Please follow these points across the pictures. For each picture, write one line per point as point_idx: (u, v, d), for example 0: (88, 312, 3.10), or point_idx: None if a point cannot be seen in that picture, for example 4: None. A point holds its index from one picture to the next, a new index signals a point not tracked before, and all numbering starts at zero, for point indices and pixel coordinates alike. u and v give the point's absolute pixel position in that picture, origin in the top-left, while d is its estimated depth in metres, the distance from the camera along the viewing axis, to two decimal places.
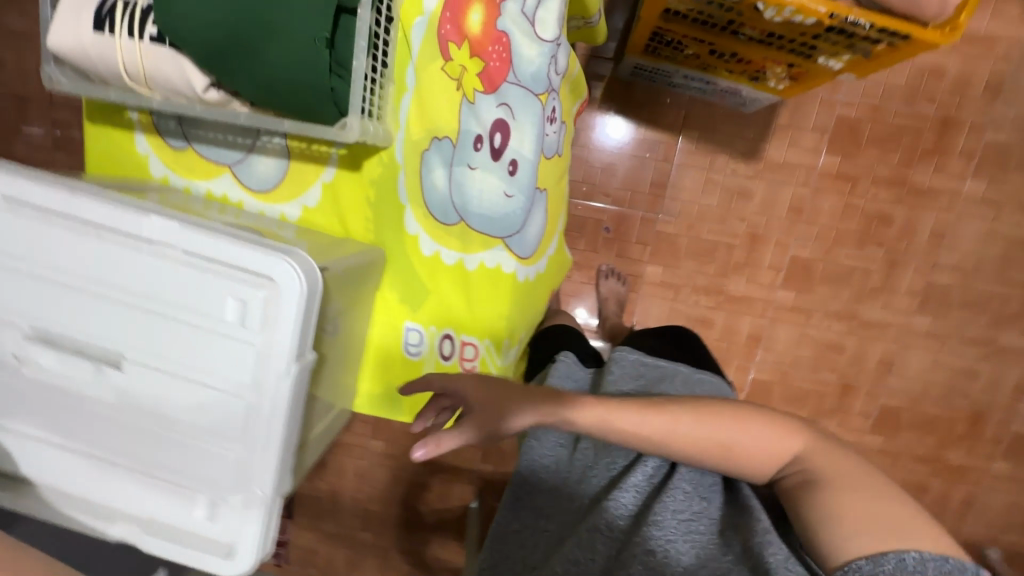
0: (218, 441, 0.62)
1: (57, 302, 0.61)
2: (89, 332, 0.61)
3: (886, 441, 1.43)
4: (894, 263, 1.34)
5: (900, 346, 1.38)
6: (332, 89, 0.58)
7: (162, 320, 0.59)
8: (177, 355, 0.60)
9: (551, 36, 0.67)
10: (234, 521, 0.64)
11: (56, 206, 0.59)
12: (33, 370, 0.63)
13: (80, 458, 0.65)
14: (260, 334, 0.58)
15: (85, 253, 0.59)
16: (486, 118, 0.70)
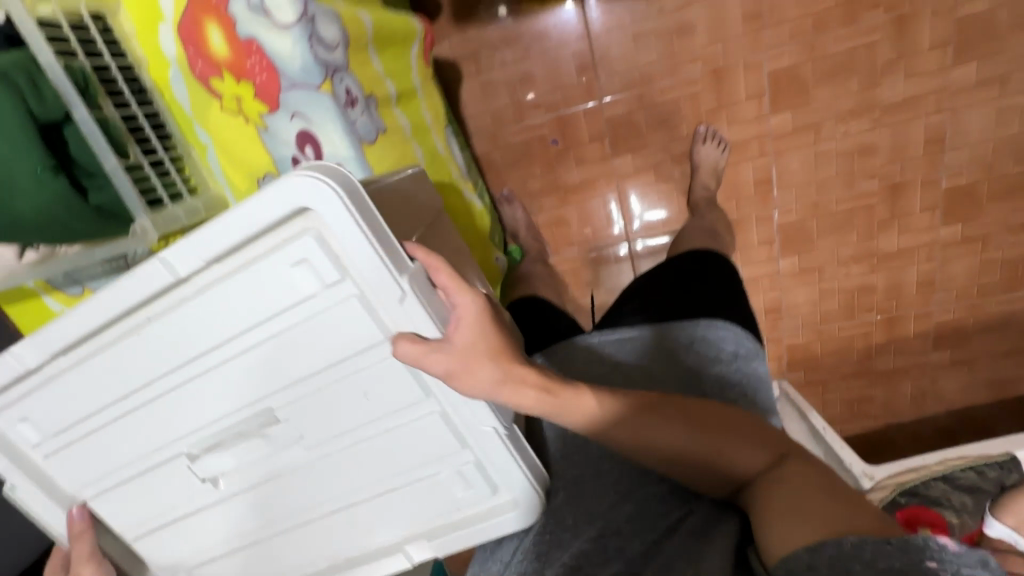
0: (413, 413, 0.64)
1: (181, 413, 0.63)
2: (224, 409, 0.62)
3: (969, 225, 1.21)
4: (902, 21, 1.05)
5: (946, 115, 1.11)
6: (99, 203, 0.58)
7: (270, 338, 0.58)
8: (311, 354, 0.59)
9: (293, 16, 0.56)
10: (500, 468, 0.68)
11: (116, 316, 0.58)
12: (229, 475, 0.68)
13: (339, 512, 0.71)
14: (349, 275, 0.54)
15: (160, 340, 0.58)
16: (287, 136, 0.63)
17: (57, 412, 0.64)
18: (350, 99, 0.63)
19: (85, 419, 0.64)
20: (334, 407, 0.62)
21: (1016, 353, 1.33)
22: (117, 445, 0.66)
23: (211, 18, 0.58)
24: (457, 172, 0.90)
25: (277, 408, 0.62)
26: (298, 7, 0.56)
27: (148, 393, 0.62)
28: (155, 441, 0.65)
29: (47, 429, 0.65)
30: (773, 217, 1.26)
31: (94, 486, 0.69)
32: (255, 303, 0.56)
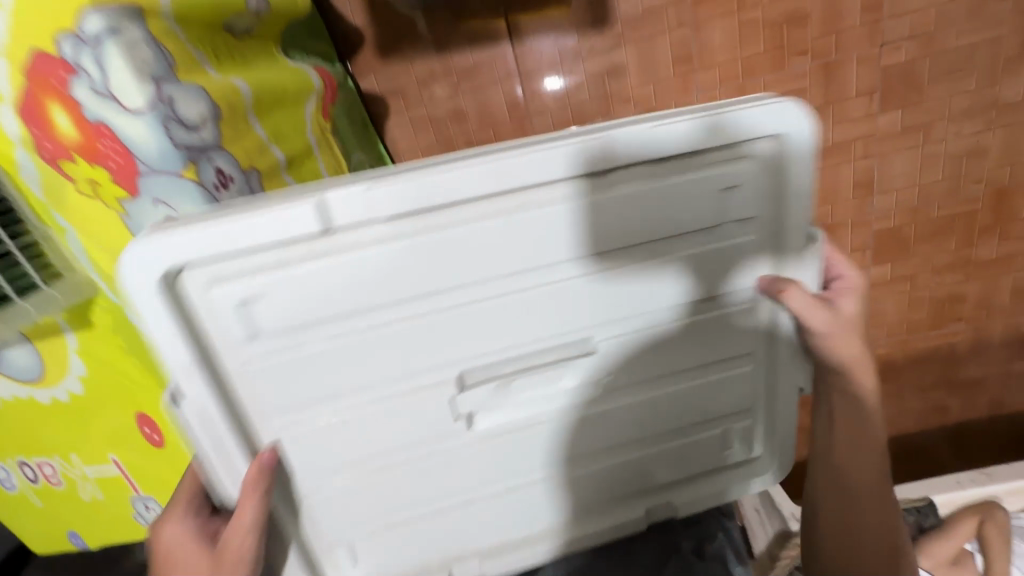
0: (694, 375, 0.66)
1: (459, 345, 0.57)
2: (481, 348, 0.58)
3: (897, 265, 1.23)
4: (829, 67, 1.04)
5: (873, 161, 1.12)
6: None
7: (671, 244, 0.56)
8: (624, 298, 0.58)
9: (142, 101, 0.51)
10: (762, 427, 0.73)
11: (591, 147, 0.49)
12: (485, 417, 0.63)
13: (511, 500, 0.69)
14: (773, 207, 0.56)
15: (546, 235, 0.53)
16: (152, 222, 0.58)
17: (321, 288, 0.51)
18: (221, 181, 0.59)
19: (318, 326, 0.53)
20: (634, 350, 0.62)
21: (944, 385, 1.37)
22: (298, 382, 0.55)
23: (53, 99, 0.53)
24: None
25: (599, 338, 0.60)
26: (149, 90, 0.52)
27: (446, 300, 0.54)
28: (349, 387, 0.57)
29: (267, 324, 0.52)
30: None
31: (280, 417, 0.57)
32: (687, 194, 0.54)
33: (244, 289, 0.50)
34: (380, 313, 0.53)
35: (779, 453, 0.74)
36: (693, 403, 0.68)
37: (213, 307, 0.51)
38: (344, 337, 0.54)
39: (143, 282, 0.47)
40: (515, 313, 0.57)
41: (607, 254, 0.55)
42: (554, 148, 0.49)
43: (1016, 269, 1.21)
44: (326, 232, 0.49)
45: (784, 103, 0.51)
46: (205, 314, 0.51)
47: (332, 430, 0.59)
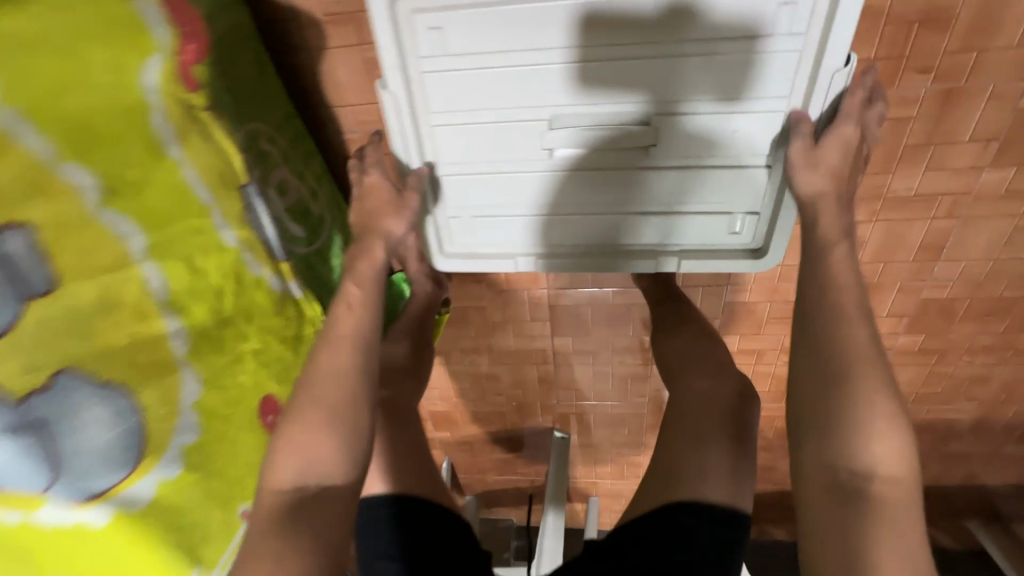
0: (750, 156, 0.72)
1: (549, 86, 0.68)
2: (572, 99, 0.69)
3: (931, 338, 1.05)
4: (950, 97, 0.75)
5: (955, 222, 0.88)
6: None
7: (724, 52, 0.63)
8: (674, 82, 0.66)
9: None
10: (783, 222, 0.77)
11: None
12: (561, 155, 0.74)
13: (571, 222, 0.82)
14: (811, 40, 0.62)
15: (622, 22, 0.62)
16: None
17: (478, 36, 0.65)
18: None
19: (479, 58, 0.67)
20: (686, 129, 0.70)
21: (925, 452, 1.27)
22: (467, 93, 0.70)
23: None
24: (257, 262, 0.72)
25: (655, 115, 0.69)
26: None
27: (533, 61, 0.66)
28: (498, 104, 0.70)
29: (449, 48, 0.66)
30: (723, 294, 1.03)
31: (438, 118, 0.73)
32: (736, 23, 0.61)
33: (437, 20, 0.64)
34: (509, 51, 0.65)
35: (773, 241, 0.79)
36: (719, 179, 0.74)
37: (411, 38, 0.66)
38: (495, 69, 0.67)
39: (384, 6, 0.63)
40: (546, 84, 0.68)
41: (654, 47, 0.63)
42: None
43: None
44: None
45: None
46: (379, 28, 0.64)
47: (465, 148, 0.76)
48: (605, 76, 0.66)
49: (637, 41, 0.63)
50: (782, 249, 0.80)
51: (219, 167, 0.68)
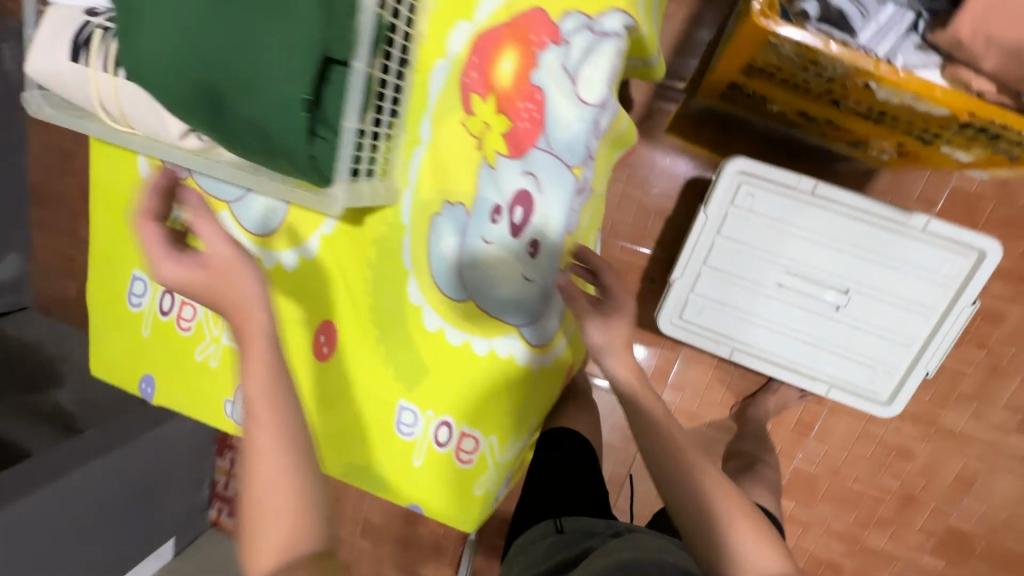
0: (890, 337, 0.88)
1: (805, 252, 0.88)
2: (813, 263, 0.88)
3: (949, 566, 1.25)
4: (995, 371, 1.11)
5: (985, 467, 1.17)
6: (313, 155, 0.47)
7: (900, 268, 0.85)
8: (866, 272, 0.86)
9: (599, 98, 0.54)
10: (900, 390, 0.90)
11: (880, 211, 0.83)
12: (784, 294, 0.90)
13: (754, 333, 0.93)
14: (954, 287, 0.84)
15: (869, 235, 0.85)
16: (507, 187, 0.58)
17: (778, 208, 0.87)
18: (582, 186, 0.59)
19: (771, 219, 0.88)
20: (863, 303, 0.87)
21: None
22: (748, 234, 0.89)
23: (513, 46, 0.54)
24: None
25: (852, 289, 0.87)
26: (605, 95, 0.54)
27: (806, 233, 0.87)
28: (762, 249, 0.89)
29: (751, 206, 0.88)
30: (795, 458, 1.27)
31: (717, 239, 0.90)
32: (915, 254, 0.84)
33: (759, 195, 0.87)
34: (795, 224, 0.87)
35: (893, 398, 0.90)
36: (864, 339, 0.89)
37: (732, 189, 0.87)
38: (776, 230, 0.88)
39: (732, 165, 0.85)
40: (805, 249, 0.88)
41: (864, 244, 0.85)
42: (887, 206, 0.83)
43: None
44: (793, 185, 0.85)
45: (990, 241, 0.80)
46: (721, 187, 0.87)
47: (734, 292, 0.92)
48: (846, 261, 0.86)
49: (875, 251, 0.85)
50: (889, 409, 0.91)
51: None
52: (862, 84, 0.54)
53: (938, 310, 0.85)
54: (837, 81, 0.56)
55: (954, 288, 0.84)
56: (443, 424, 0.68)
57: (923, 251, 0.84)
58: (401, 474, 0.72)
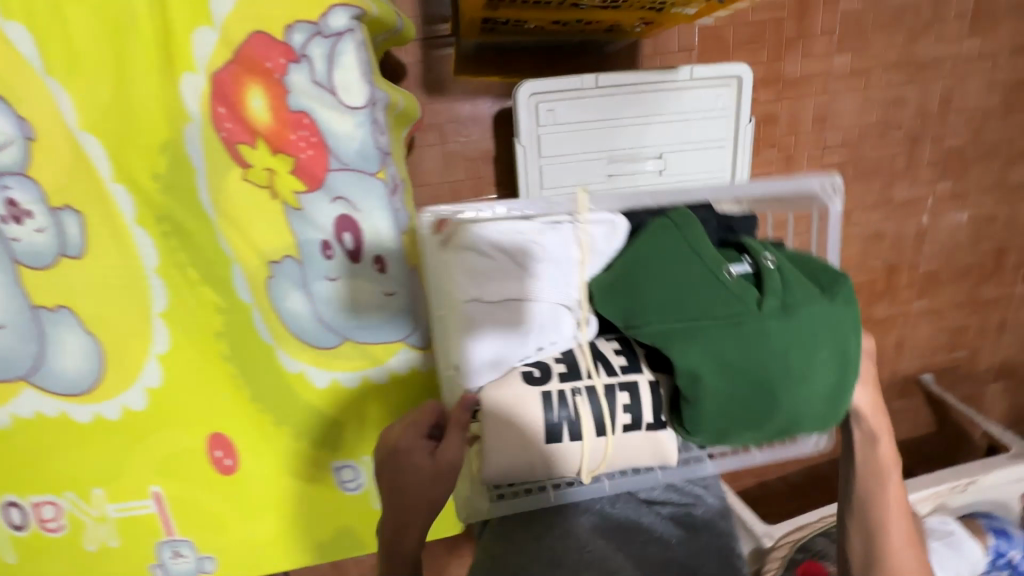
0: (709, 174, 1.00)
1: (615, 137, 0.95)
2: (625, 145, 0.96)
3: None
4: (789, 159, 1.32)
5: None
6: (793, 416, 0.59)
7: (690, 117, 0.96)
8: (667, 132, 0.96)
9: (363, 100, 0.53)
10: None
11: (651, 78, 0.93)
12: (617, 179, 0.98)
13: None
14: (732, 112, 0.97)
15: (654, 102, 0.94)
16: (323, 220, 0.56)
17: (574, 113, 0.93)
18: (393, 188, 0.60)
19: (575, 124, 0.94)
20: (678, 159, 0.98)
21: None
22: (562, 144, 0.95)
23: (256, 82, 0.51)
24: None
25: (664, 151, 0.97)
26: (370, 94, 0.53)
27: (606, 123, 0.94)
28: (580, 151, 0.95)
29: (554, 121, 0.93)
30: None
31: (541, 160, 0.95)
32: (695, 101, 0.96)
33: (554, 107, 0.92)
34: (595, 119, 0.94)
35: None
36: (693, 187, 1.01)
37: (530, 113, 0.92)
38: (582, 130, 0.94)
39: (518, 91, 0.90)
40: (614, 135, 0.95)
41: (654, 110, 0.95)
42: (655, 72, 0.93)
43: (900, 327, 1.57)
44: (577, 86, 0.91)
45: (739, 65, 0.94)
46: (522, 113, 0.91)
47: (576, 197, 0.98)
48: (647, 131, 0.96)
49: (665, 112, 0.95)
50: None
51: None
52: None
53: (728, 140, 0.99)
54: None
55: (732, 115, 0.97)
56: None
57: (698, 96, 0.96)
58: (369, 531, 0.70)
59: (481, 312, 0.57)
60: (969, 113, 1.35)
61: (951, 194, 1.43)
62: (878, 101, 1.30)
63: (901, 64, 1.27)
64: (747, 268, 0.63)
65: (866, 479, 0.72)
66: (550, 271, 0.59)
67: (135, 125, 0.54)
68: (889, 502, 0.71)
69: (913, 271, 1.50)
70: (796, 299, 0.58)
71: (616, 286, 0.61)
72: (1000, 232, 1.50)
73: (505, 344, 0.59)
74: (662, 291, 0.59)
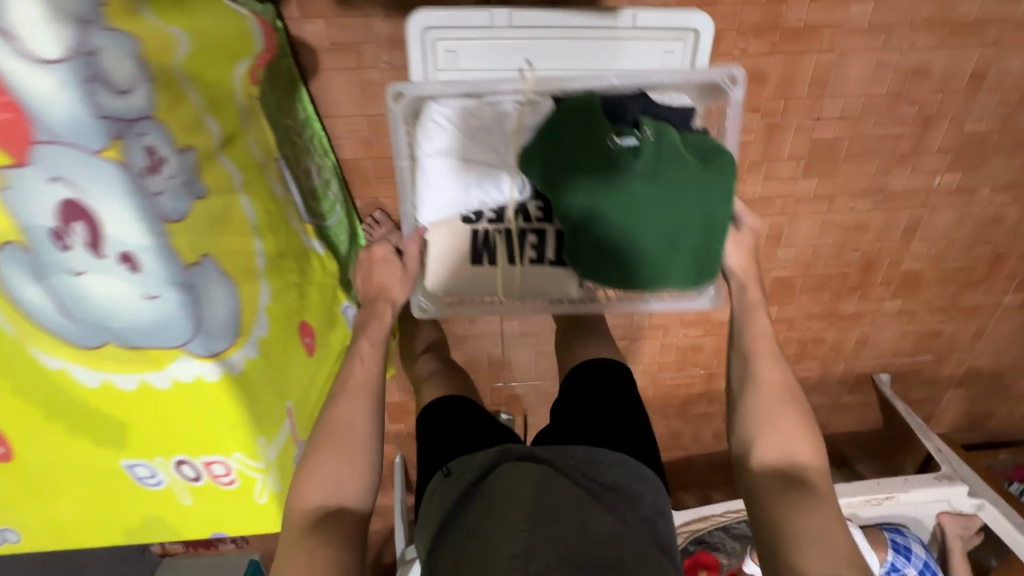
0: None
1: None
2: None
3: (782, 307, 1.40)
4: (773, 128, 1.12)
5: (787, 216, 1.25)
6: (700, 253, 0.70)
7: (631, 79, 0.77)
8: None
9: (68, 53, 0.39)
10: None
11: (584, 21, 0.73)
12: None
13: None
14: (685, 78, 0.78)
15: (585, 54, 0.75)
16: (44, 203, 0.44)
17: (482, 58, 0.75)
18: (152, 163, 0.46)
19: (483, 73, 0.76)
20: None
21: None
22: None
23: None
24: (293, 215, 0.78)
25: None
26: (68, 45, 0.39)
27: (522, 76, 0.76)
28: None
29: (456, 65, 0.75)
30: None
31: None
32: (639, 59, 0.76)
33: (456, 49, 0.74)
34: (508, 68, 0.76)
35: None
36: None
37: (425, 52, 0.74)
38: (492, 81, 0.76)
39: (410, 21, 0.71)
40: None
41: (585, 64, 0.76)
42: (590, 13, 0.73)
43: (865, 324, 1.45)
44: (486, 24, 0.73)
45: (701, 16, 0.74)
46: (412, 61, 0.74)
47: None
48: None
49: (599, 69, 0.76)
50: None
51: (268, 144, 0.74)
52: None
53: None
54: None
55: None
56: (181, 463, 0.60)
57: (644, 52, 0.76)
58: (183, 515, 0.67)
59: (433, 166, 0.74)
60: (1006, 94, 1.11)
61: (957, 188, 1.23)
62: (895, 67, 1.06)
63: (934, 23, 1.01)
64: (636, 142, 0.68)
65: (750, 355, 0.78)
66: (480, 134, 0.73)
67: None
68: (766, 375, 0.76)
69: (893, 269, 1.35)
70: (662, 169, 0.66)
71: (544, 153, 0.70)
72: (1004, 236, 1.31)
73: (469, 152, 0.74)
74: (573, 156, 0.68)
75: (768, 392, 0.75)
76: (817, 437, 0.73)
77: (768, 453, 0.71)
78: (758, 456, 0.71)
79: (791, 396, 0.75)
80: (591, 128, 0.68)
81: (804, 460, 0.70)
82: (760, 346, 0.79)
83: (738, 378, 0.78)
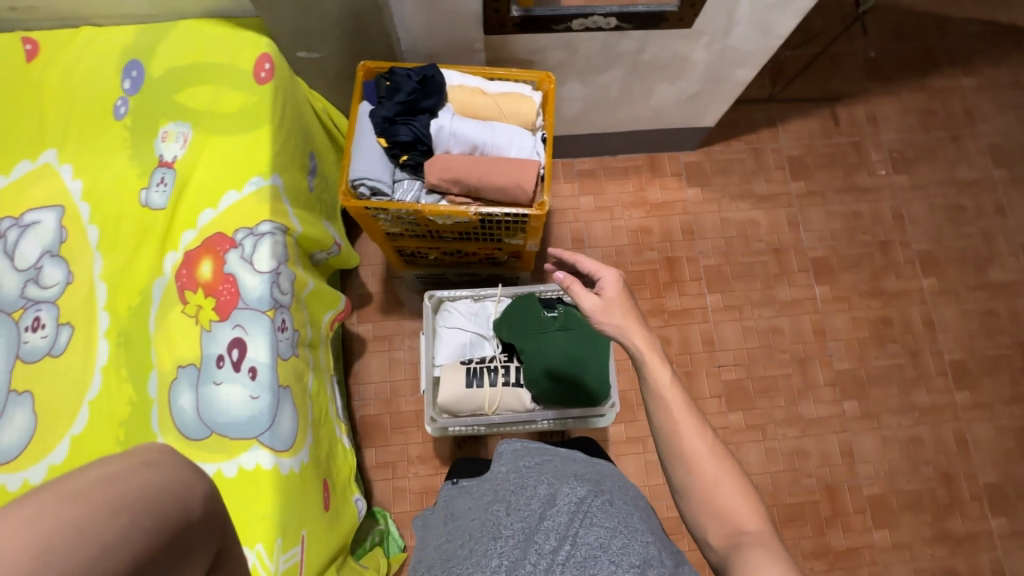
0: None
1: None
2: None
3: None
4: (689, 375, 1.52)
5: (732, 445, 1.47)
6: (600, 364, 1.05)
7: None
8: None
9: (268, 267, 0.85)
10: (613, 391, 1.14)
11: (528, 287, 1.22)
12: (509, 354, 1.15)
13: None
14: None
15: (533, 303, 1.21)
16: (222, 340, 0.82)
17: None
18: (282, 325, 0.86)
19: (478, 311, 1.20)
20: None
21: None
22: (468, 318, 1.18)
23: (208, 256, 0.85)
24: (337, 413, 1.06)
25: None
26: (273, 263, 0.85)
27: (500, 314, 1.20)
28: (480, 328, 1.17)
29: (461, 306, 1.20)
30: None
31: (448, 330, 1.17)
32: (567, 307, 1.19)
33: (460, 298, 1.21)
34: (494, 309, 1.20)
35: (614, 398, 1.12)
36: None
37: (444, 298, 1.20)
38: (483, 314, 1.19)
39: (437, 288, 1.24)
40: None
41: None
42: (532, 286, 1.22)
43: (869, 564, 1.42)
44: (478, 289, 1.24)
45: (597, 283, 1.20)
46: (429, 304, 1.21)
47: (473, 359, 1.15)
48: None
49: None
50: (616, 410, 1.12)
51: (331, 359, 1.08)
52: (427, 218, 0.94)
53: None
54: (417, 220, 0.96)
55: None
56: None
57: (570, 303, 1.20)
58: None
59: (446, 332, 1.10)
60: (845, 342, 1.56)
61: (862, 414, 1.52)
62: (756, 330, 1.56)
63: (767, 302, 1.58)
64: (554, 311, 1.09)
65: (671, 433, 0.71)
66: (477, 318, 1.13)
67: (125, 285, 0.84)
68: (693, 448, 0.69)
69: (856, 494, 1.46)
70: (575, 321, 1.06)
71: (505, 320, 1.09)
72: (935, 455, 1.50)
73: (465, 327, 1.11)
74: (522, 323, 1.07)
75: (700, 472, 0.68)
76: (757, 497, 0.67)
77: (723, 538, 0.66)
78: (713, 544, 0.66)
79: (725, 463, 0.69)
80: (526, 308, 1.09)
81: (749, 530, 0.65)
82: (679, 422, 0.71)
83: (671, 468, 0.71)
